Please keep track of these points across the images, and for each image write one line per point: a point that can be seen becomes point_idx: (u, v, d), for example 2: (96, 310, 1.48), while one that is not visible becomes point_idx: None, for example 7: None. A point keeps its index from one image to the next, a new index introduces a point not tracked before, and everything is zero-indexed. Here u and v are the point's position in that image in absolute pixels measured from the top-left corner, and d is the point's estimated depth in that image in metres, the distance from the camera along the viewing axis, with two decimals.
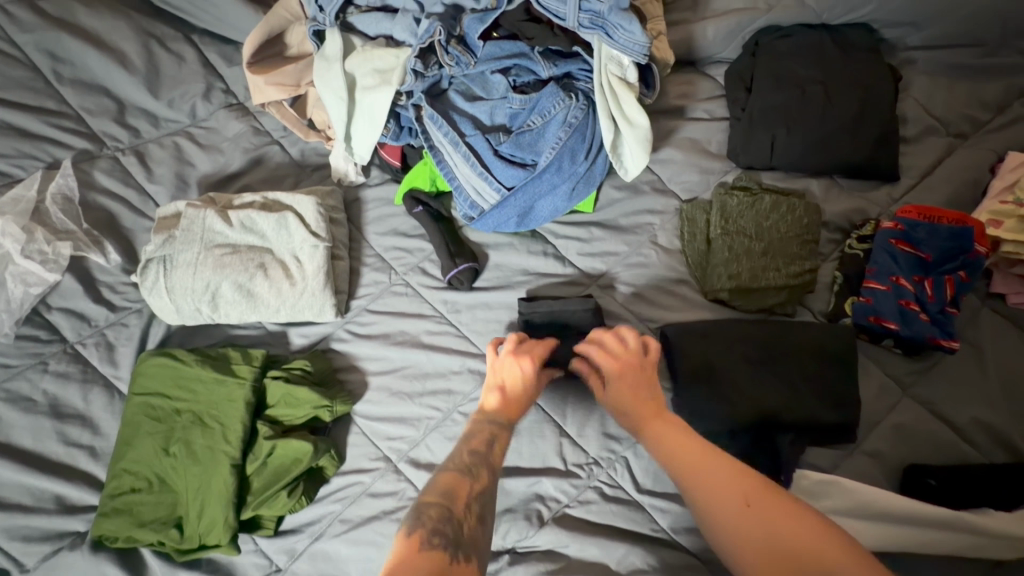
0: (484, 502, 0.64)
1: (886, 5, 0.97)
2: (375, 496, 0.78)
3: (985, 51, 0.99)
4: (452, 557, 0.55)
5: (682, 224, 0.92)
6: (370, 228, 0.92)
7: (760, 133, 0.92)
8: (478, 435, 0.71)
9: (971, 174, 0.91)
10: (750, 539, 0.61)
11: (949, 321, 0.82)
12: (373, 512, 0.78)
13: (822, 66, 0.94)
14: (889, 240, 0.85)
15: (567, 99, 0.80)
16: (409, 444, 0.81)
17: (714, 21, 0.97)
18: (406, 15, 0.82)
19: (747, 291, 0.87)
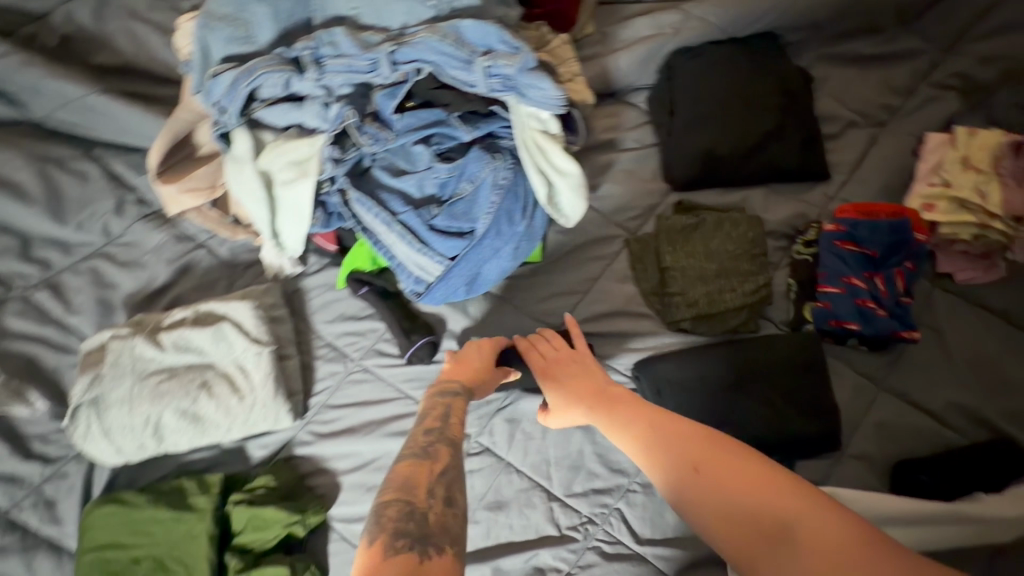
0: (449, 483, 0.60)
1: (786, 11, 0.99)
2: None
3: (886, 40, 1.02)
4: (421, 557, 0.51)
5: (632, 258, 0.90)
6: (316, 316, 0.88)
7: (690, 156, 0.93)
8: (437, 407, 0.71)
9: (897, 161, 0.93)
10: (705, 501, 0.59)
11: (905, 312, 0.83)
12: None
13: (736, 80, 0.96)
14: (834, 242, 0.85)
15: (493, 161, 0.78)
16: None
17: (626, 51, 0.98)
18: (314, 102, 0.77)
19: (708, 316, 0.86)
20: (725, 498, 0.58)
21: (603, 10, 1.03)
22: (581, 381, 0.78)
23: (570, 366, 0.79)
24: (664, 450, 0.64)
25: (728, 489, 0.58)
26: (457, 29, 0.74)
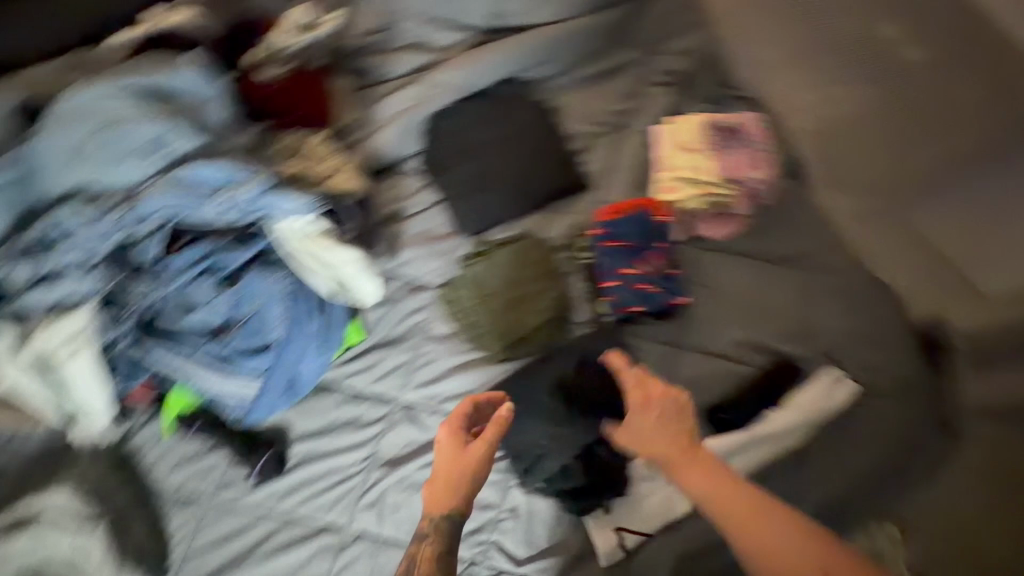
0: None
1: (513, 56, 1.12)
2: None
3: (606, 55, 1.18)
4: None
5: (446, 309, 0.98)
6: (154, 470, 0.86)
7: (467, 205, 1.03)
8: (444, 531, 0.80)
9: (640, 158, 1.09)
10: (750, 537, 0.74)
11: (675, 282, 0.98)
12: None
13: (489, 128, 1.07)
14: (600, 244, 0.98)
15: (272, 273, 0.83)
16: None
17: (385, 129, 1.06)
18: (73, 274, 0.77)
19: (523, 339, 0.96)
20: (753, 541, 0.74)
21: (359, 93, 1.10)
22: (659, 432, 0.81)
23: (661, 424, 0.81)
24: (680, 475, 0.79)
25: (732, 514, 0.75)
26: (186, 175, 0.79)
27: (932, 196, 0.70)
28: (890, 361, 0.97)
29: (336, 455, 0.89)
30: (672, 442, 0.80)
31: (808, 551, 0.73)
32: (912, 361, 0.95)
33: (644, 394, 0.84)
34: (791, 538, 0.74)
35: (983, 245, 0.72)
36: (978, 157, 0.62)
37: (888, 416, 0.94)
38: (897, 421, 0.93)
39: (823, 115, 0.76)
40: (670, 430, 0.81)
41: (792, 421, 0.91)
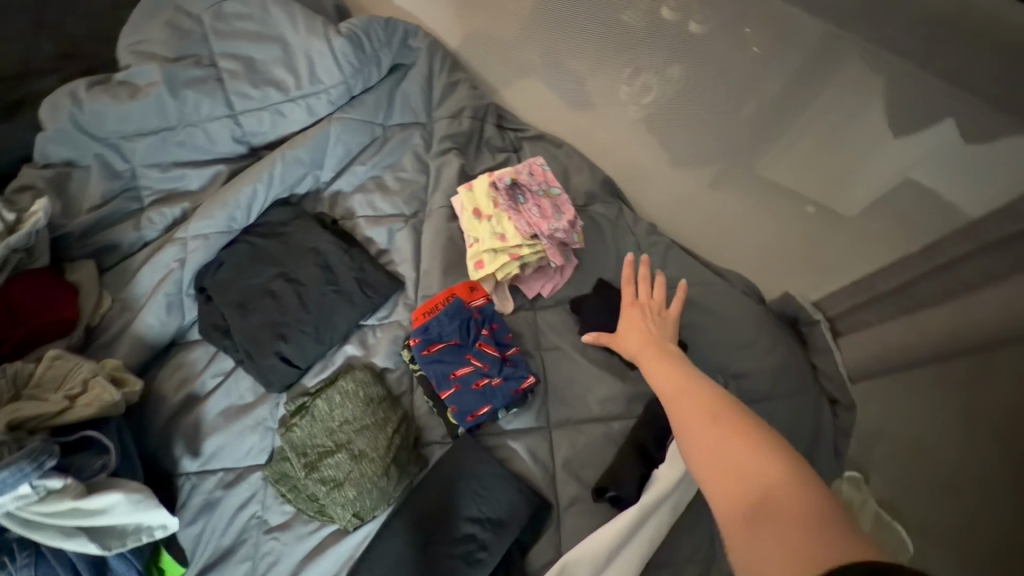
0: None
1: (275, 172, 0.99)
2: None
3: (380, 141, 1.10)
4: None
5: (278, 490, 0.83)
6: None
7: (267, 358, 0.88)
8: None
9: (446, 237, 1.00)
10: (710, 455, 0.56)
11: (515, 367, 0.89)
12: None
13: (270, 264, 0.95)
14: (423, 353, 0.87)
15: (4, 568, 0.65)
16: None
17: (147, 308, 0.90)
18: None
19: (371, 495, 0.80)
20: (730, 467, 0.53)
21: (111, 275, 0.96)
22: (642, 334, 0.83)
23: (635, 324, 0.85)
24: (644, 360, 0.78)
25: (677, 399, 0.66)
26: None
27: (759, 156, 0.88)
28: (747, 360, 0.97)
29: None
30: (644, 341, 0.82)
31: (753, 451, 0.53)
32: (762, 353, 0.97)
33: (631, 298, 0.88)
34: (711, 425, 0.59)
35: (816, 173, 0.84)
36: (778, 127, 0.83)
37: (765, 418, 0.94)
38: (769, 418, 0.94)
39: (662, 120, 0.96)
40: (648, 326, 0.84)
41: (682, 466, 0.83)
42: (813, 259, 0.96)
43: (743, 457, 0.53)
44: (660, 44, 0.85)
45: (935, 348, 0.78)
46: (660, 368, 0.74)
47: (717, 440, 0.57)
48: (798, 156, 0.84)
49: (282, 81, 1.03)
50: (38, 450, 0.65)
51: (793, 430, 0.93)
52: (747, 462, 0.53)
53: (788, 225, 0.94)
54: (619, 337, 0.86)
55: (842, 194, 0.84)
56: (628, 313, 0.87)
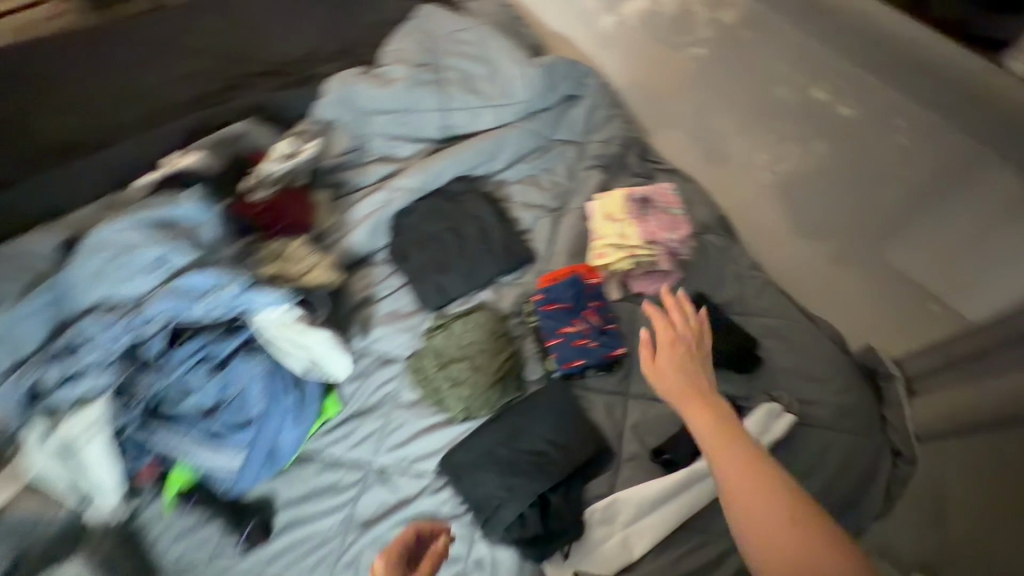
0: None
1: (464, 158, 1.33)
2: None
3: (542, 151, 1.39)
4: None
5: (412, 376, 1.11)
6: (156, 544, 0.96)
7: (427, 284, 1.19)
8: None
9: (577, 231, 1.25)
10: (793, 562, 0.64)
11: (610, 337, 1.09)
12: None
13: (444, 219, 1.26)
14: (542, 308, 1.11)
15: (254, 359, 0.99)
16: None
17: (358, 229, 1.25)
18: (90, 374, 0.91)
19: (478, 399, 1.06)
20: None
21: (337, 203, 1.32)
22: (678, 372, 0.86)
23: (676, 362, 0.87)
24: (686, 406, 0.81)
25: (737, 466, 0.71)
26: (181, 282, 0.94)
27: (898, 238, 1.01)
28: (819, 392, 1.06)
29: (320, 523, 0.99)
30: (682, 380, 0.85)
31: (835, 561, 0.63)
32: (834, 390, 1.06)
33: (667, 324, 0.92)
34: (782, 518, 0.66)
35: (957, 265, 0.94)
36: (922, 212, 0.95)
37: (827, 444, 1.02)
38: (829, 447, 1.02)
39: (801, 185, 1.13)
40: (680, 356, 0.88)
41: None
42: (917, 335, 1.06)
43: (808, 553, 0.63)
44: (796, 121, 1.06)
45: (997, 413, 0.88)
46: (713, 435, 0.76)
47: (780, 524, 0.66)
48: (930, 243, 0.96)
49: (482, 92, 1.38)
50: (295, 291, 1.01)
51: (847, 463, 1.02)
52: (811, 555, 0.63)
53: (906, 306, 1.05)
54: (655, 363, 0.88)
55: (970, 297, 0.95)
56: (666, 347, 0.89)
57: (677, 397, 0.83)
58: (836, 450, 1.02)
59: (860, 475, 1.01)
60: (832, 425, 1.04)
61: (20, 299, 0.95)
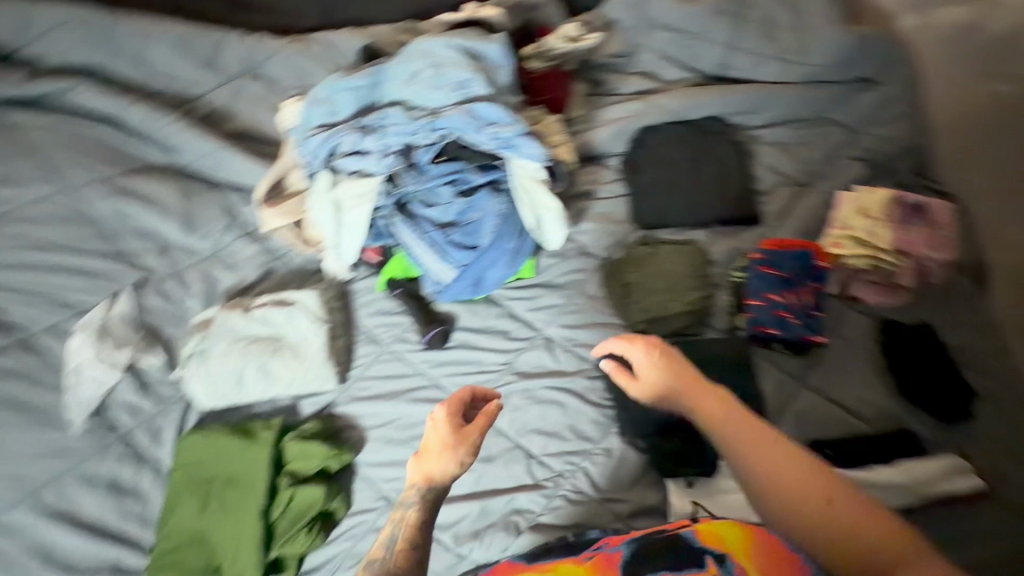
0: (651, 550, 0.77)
1: (728, 101, 1.30)
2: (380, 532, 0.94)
3: (811, 121, 1.30)
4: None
5: (602, 278, 1.16)
6: (360, 310, 1.15)
7: (649, 202, 1.22)
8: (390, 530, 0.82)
9: (815, 214, 1.18)
10: (795, 506, 0.77)
11: (815, 322, 1.05)
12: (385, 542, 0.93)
13: (688, 150, 1.25)
14: (758, 267, 1.09)
15: (496, 198, 1.08)
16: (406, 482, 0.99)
17: (604, 128, 1.29)
18: (373, 155, 1.07)
19: (660, 321, 1.08)
20: (810, 506, 0.76)
21: (589, 99, 1.36)
22: (667, 391, 0.91)
23: (664, 360, 0.93)
24: (689, 395, 0.89)
25: (750, 458, 0.82)
26: (473, 107, 1.04)
27: None
28: None
29: (485, 356, 1.11)
30: (683, 372, 0.91)
31: (823, 487, 0.77)
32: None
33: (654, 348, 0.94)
34: (781, 459, 0.80)
35: None
36: None
37: (1010, 531, 0.89)
38: (1015, 538, 0.89)
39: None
40: (669, 361, 0.92)
41: (899, 479, 0.91)
42: None
43: (812, 490, 0.77)
44: None
45: None
46: (713, 405, 0.87)
47: (785, 492, 0.78)
48: None
49: (778, 42, 1.31)
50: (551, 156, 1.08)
51: None
52: (815, 508, 0.76)
53: None
54: (645, 383, 0.93)
55: None
56: (656, 358, 0.93)
57: (705, 408, 0.88)
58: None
59: None
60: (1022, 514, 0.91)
61: (345, 76, 1.12)
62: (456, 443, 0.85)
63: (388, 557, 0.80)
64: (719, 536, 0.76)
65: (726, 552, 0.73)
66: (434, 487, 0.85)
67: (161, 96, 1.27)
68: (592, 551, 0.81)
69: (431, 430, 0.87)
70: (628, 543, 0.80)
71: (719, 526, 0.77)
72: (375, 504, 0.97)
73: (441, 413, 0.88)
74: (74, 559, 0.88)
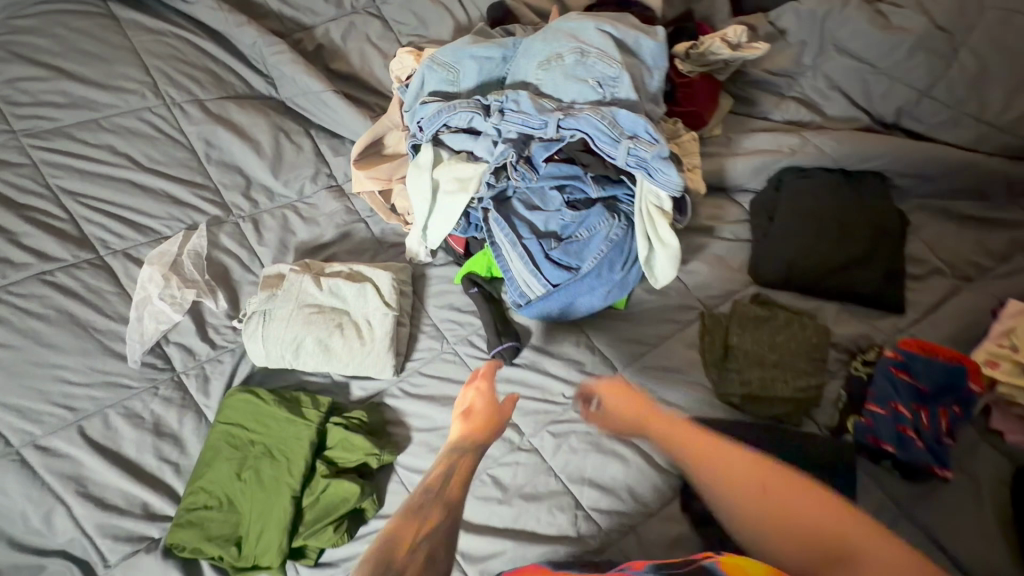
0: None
1: (898, 159, 1.10)
2: None
3: (988, 204, 1.10)
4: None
5: (700, 330, 1.03)
6: (431, 300, 1.07)
7: (778, 257, 1.05)
8: (437, 471, 0.74)
9: (969, 318, 1.00)
10: (753, 510, 0.62)
11: (943, 451, 0.89)
12: None
13: (836, 206, 1.07)
14: (889, 368, 0.93)
15: (610, 219, 0.95)
16: None
17: (744, 158, 1.11)
18: (486, 138, 0.96)
19: (757, 399, 0.95)
20: (769, 508, 0.62)
21: (731, 117, 1.18)
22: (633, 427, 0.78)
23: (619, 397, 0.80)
24: (646, 424, 0.76)
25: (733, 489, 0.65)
26: (614, 113, 0.89)
27: None
28: None
29: (551, 384, 1.00)
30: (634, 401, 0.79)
31: (784, 485, 0.63)
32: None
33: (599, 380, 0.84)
34: (735, 461, 0.67)
35: None
36: None
37: None
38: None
39: None
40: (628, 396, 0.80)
41: None
42: None
43: (775, 494, 0.63)
44: None
45: None
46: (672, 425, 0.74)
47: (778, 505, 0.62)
48: None
49: (987, 100, 1.07)
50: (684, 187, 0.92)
51: None
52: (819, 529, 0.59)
53: None
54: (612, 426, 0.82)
55: None
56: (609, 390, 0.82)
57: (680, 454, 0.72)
58: None
59: None
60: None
61: (477, 42, 0.99)
62: (493, 404, 0.82)
63: (440, 503, 0.70)
64: (746, 568, 0.57)
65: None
66: (476, 444, 0.78)
67: (276, 19, 1.17)
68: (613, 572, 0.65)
69: (468, 391, 0.83)
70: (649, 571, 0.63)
71: (746, 557, 0.58)
72: None
73: (483, 370, 0.85)
74: (107, 494, 0.85)
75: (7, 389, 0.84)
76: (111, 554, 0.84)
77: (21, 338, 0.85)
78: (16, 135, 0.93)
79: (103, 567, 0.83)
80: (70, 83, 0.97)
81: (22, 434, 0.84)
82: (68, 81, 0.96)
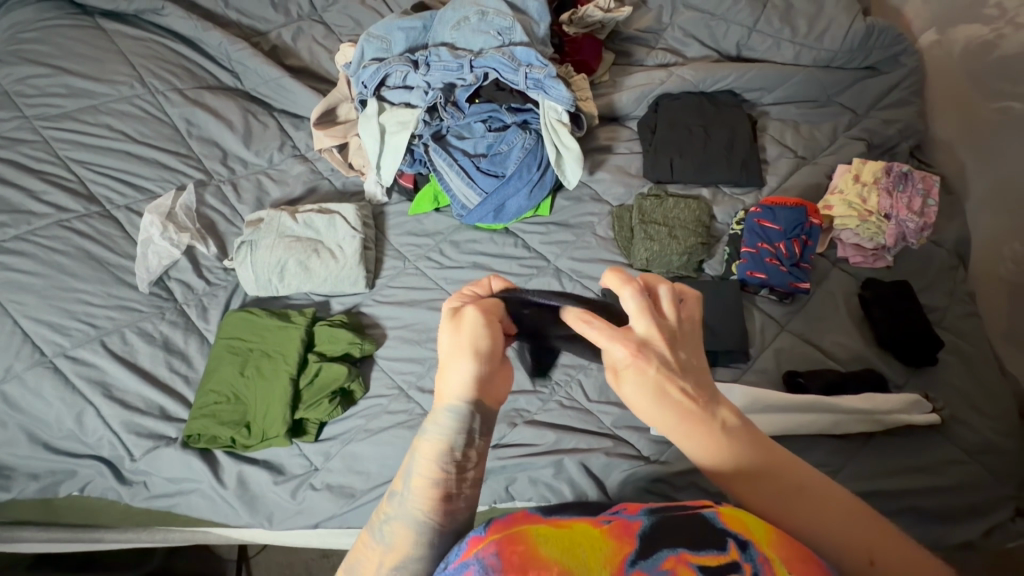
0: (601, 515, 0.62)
1: (744, 77, 1.40)
2: (391, 412, 1.04)
3: (818, 104, 1.41)
4: None
5: (612, 221, 1.25)
6: (391, 231, 1.26)
7: (663, 157, 1.31)
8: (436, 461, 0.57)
9: (813, 183, 1.28)
10: (845, 543, 0.56)
11: (802, 272, 1.14)
12: (390, 423, 1.02)
13: (701, 116, 1.37)
14: (754, 220, 1.18)
15: (523, 135, 1.23)
16: (416, 376, 1.08)
17: (626, 92, 1.40)
18: (418, 90, 1.24)
19: (660, 260, 1.18)
20: (840, 529, 0.56)
21: (615, 68, 1.48)
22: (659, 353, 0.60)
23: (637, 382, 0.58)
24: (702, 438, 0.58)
25: (773, 499, 0.57)
26: (512, 51, 1.20)
27: None
28: (988, 429, 0.99)
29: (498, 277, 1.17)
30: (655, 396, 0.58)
31: (822, 493, 0.58)
32: (996, 430, 0.99)
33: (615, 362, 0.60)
34: (839, 524, 0.56)
35: None
36: None
37: (957, 466, 0.96)
38: (969, 474, 0.95)
39: None
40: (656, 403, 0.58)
41: (863, 407, 0.97)
42: None
43: (832, 520, 0.56)
44: None
45: None
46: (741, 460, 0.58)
47: (825, 532, 0.56)
48: None
49: (797, 27, 1.41)
50: (576, 103, 1.21)
51: (980, 490, 0.94)
52: (865, 532, 0.56)
53: None
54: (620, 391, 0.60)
55: None
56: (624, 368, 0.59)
57: (664, 423, 0.59)
58: (969, 480, 0.94)
59: (1003, 518, 0.92)
60: (975, 454, 0.98)
61: (402, 17, 1.27)
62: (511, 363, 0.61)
63: (411, 492, 0.57)
64: (746, 523, 0.56)
65: (750, 538, 0.54)
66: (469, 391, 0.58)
67: (236, 27, 1.43)
68: (608, 515, 0.60)
69: (447, 324, 0.61)
70: (649, 513, 0.60)
71: (747, 511, 0.58)
72: (388, 391, 1.06)
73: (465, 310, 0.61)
74: (129, 398, 1.01)
75: (40, 309, 1.02)
76: (136, 449, 0.99)
77: (50, 270, 1.05)
78: (30, 120, 1.17)
79: (131, 459, 0.99)
80: (71, 78, 1.22)
81: (54, 348, 1.02)
82: (71, 77, 1.22)
